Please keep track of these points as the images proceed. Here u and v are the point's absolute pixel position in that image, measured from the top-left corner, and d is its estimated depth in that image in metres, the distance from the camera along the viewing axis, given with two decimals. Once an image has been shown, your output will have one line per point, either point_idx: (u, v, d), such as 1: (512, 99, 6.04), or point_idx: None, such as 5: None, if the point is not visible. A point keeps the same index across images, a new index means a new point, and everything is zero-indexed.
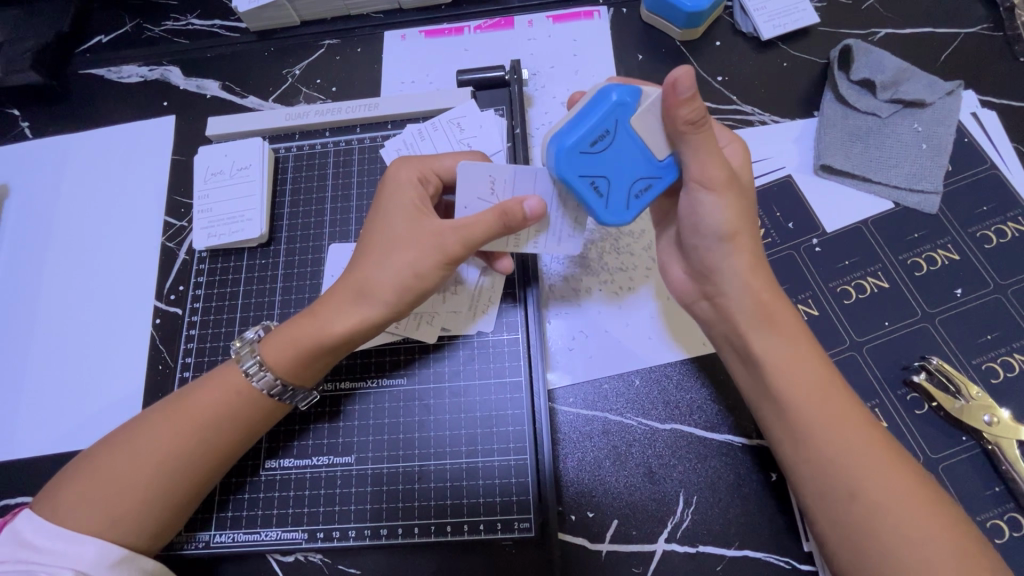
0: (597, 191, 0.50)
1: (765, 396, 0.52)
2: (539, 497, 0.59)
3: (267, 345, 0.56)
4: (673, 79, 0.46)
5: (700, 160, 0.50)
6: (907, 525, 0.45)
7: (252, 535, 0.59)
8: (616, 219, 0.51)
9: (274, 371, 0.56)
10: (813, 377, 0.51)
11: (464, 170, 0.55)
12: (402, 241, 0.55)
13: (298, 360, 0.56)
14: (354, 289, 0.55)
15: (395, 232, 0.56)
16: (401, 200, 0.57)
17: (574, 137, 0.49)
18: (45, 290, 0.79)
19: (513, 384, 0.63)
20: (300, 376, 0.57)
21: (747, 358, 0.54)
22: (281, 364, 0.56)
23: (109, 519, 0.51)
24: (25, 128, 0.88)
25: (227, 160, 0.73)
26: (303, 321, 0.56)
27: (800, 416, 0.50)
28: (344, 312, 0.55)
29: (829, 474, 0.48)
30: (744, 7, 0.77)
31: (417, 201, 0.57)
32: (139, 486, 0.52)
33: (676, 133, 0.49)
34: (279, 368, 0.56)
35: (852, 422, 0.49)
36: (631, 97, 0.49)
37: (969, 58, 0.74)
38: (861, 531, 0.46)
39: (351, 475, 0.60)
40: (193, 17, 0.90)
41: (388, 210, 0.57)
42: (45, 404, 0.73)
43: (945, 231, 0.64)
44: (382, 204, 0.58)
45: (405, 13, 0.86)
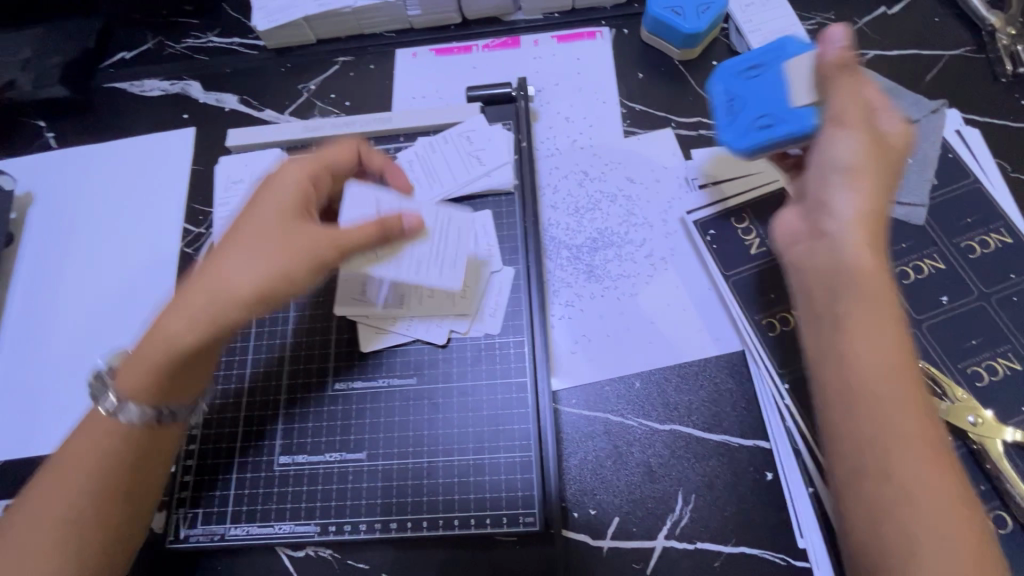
0: (727, 113, 0.66)
1: (827, 356, 0.49)
2: (543, 494, 0.61)
3: (124, 373, 0.54)
4: (827, 32, 0.54)
5: (842, 98, 0.53)
6: (925, 518, 0.43)
7: (265, 528, 0.62)
8: (728, 138, 0.64)
9: (133, 399, 0.53)
10: (885, 349, 0.47)
11: (351, 191, 0.59)
12: (266, 243, 0.54)
13: (145, 376, 0.53)
14: (206, 291, 0.52)
15: (266, 223, 0.55)
16: (273, 185, 0.58)
17: (737, 63, 0.67)
18: (67, 294, 0.82)
19: (519, 385, 0.65)
20: (161, 395, 0.54)
21: (819, 310, 0.51)
22: (138, 389, 0.53)
23: (46, 546, 0.51)
24: (50, 138, 0.91)
25: (248, 170, 0.77)
26: (150, 335, 0.53)
27: (860, 384, 0.47)
28: (184, 309, 0.52)
29: (869, 451, 0.45)
30: (739, 29, 0.82)
31: (293, 206, 0.57)
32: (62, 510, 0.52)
33: (828, 70, 0.54)
34: (132, 387, 0.53)
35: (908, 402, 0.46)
36: (790, 47, 0.64)
37: (953, 78, 0.77)
38: (874, 513, 0.44)
39: (362, 471, 0.63)
40: (214, 35, 0.95)
41: (263, 205, 0.56)
42: (66, 403, 0.76)
43: (931, 241, 0.67)
44: (258, 199, 0.57)
45: (416, 33, 0.90)
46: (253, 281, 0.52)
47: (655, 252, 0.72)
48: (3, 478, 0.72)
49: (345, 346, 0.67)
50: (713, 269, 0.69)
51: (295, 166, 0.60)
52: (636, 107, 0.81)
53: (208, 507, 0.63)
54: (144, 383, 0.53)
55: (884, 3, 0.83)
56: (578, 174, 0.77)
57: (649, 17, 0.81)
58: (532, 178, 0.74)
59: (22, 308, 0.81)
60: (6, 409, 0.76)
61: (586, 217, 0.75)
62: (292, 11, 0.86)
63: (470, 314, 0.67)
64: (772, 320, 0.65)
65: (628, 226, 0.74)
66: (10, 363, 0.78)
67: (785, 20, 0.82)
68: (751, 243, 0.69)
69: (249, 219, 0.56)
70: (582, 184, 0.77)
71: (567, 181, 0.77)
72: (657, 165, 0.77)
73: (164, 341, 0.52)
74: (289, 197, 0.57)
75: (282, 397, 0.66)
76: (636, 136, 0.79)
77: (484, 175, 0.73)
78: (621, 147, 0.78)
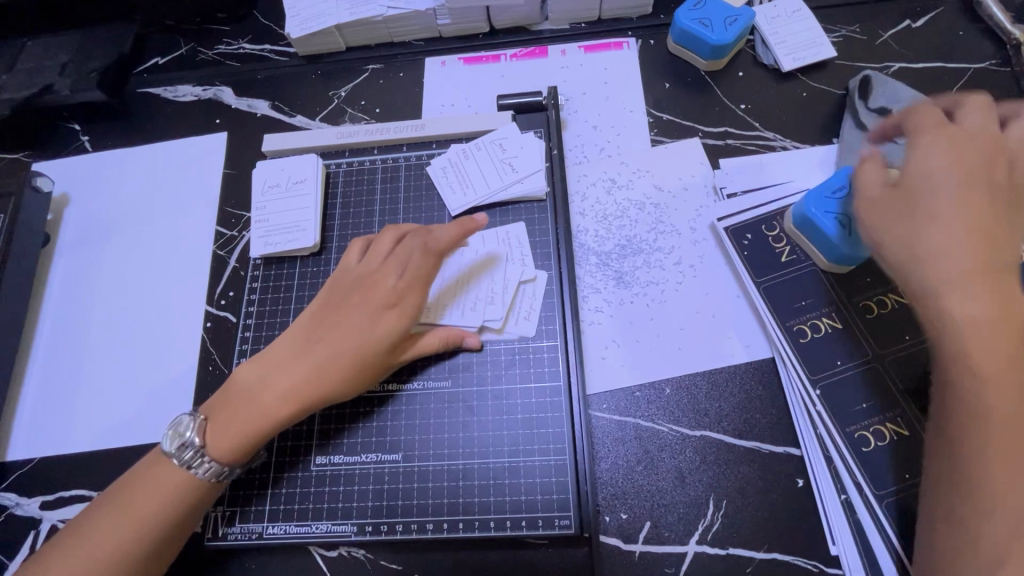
0: (840, 228, 0.64)
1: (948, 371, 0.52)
2: (578, 497, 0.62)
3: (219, 434, 0.59)
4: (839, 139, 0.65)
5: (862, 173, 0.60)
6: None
7: (302, 527, 0.63)
8: (849, 246, 0.64)
9: (217, 460, 0.59)
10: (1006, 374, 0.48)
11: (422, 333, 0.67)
12: (360, 341, 0.62)
13: (234, 440, 0.59)
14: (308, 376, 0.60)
15: (362, 321, 0.62)
16: (383, 311, 0.63)
17: (826, 185, 0.67)
18: (101, 295, 0.83)
19: (553, 388, 0.66)
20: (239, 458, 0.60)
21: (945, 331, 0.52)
22: (225, 452, 0.59)
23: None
24: (85, 142, 0.93)
25: (284, 174, 0.79)
26: (246, 408, 0.60)
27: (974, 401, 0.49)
28: (290, 397, 0.60)
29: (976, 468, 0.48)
30: (765, 40, 0.83)
31: (389, 307, 0.63)
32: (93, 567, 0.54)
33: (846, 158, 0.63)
34: (222, 444, 0.59)
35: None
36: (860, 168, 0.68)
37: (979, 91, 0.78)
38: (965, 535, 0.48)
39: (398, 472, 0.64)
40: (245, 42, 0.96)
41: (363, 304, 0.63)
42: (100, 402, 0.76)
43: None
44: (359, 293, 0.64)
45: (444, 41, 0.92)
46: (346, 379, 0.61)
47: (684, 259, 0.73)
48: (40, 475, 0.73)
49: None
50: (743, 277, 0.69)
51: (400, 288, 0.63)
52: (663, 116, 0.82)
53: (246, 505, 0.64)
54: (240, 453, 0.59)
55: (909, 16, 0.84)
56: (606, 182, 0.78)
57: (677, 29, 0.82)
58: (563, 185, 0.76)
59: (59, 308, 0.83)
60: (42, 407, 0.77)
61: (614, 224, 0.76)
62: (324, 19, 0.88)
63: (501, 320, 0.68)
64: (802, 327, 0.66)
65: (658, 233, 0.75)
66: (47, 362, 0.80)
67: (810, 32, 0.83)
68: (781, 251, 0.70)
69: (345, 326, 0.62)
70: (611, 192, 0.78)
71: (596, 188, 0.78)
72: (684, 173, 0.78)
73: (262, 413, 0.59)
74: (385, 302, 0.63)
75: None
76: (663, 144, 0.80)
77: (516, 181, 0.74)
78: (648, 155, 0.79)
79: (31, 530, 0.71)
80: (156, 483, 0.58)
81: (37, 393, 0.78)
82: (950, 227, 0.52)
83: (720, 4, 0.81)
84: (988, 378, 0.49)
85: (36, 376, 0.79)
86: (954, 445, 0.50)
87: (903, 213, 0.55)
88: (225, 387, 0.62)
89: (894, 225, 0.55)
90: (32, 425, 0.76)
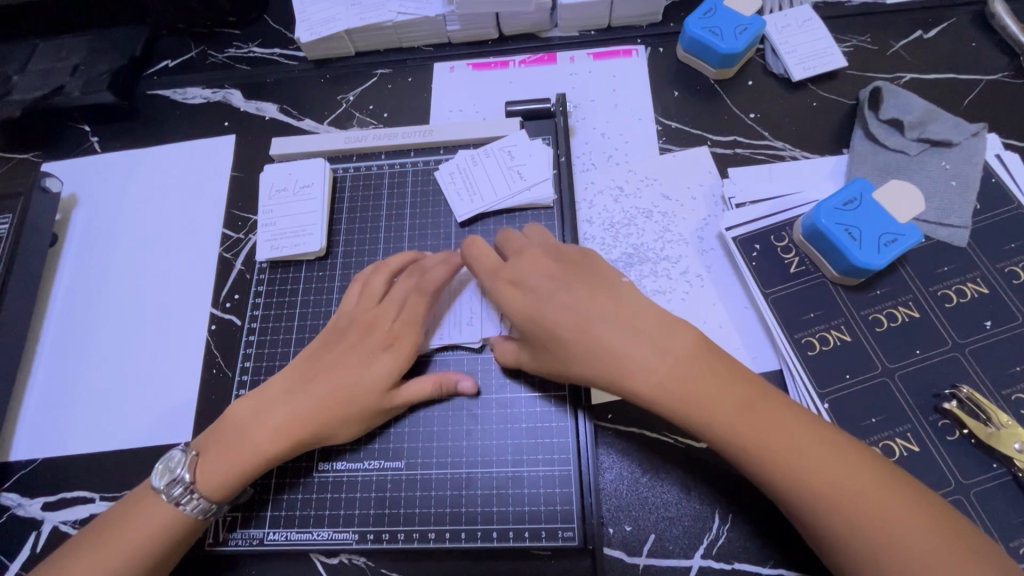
0: (852, 239, 0.64)
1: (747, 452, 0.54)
2: (581, 509, 0.61)
3: (204, 470, 0.59)
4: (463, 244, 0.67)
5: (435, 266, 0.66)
6: (901, 546, 0.46)
7: (304, 534, 0.62)
8: (866, 257, 0.63)
9: (206, 498, 0.58)
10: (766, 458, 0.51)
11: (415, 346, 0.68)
12: (350, 385, 0.61)
13: (225, 477, 0.58)
14: (304, 418, 0.60)
15: (353, 363, 0.62)
16: (382, 352, 0.62)
17: (833, 198, 0.66)
18: (107, 296, 0.83)
19: (557, 398, 0.65)
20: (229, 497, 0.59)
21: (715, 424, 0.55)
22: (214, 490, 0.58)
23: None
24: (95, 143, 0.94)
25: (291, 178, 0.79)
26: (236, 446, 0.59)
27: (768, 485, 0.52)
28: (282, 435, 0.59)
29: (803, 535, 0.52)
30: (775, 49, 0.82)
31: (381, 347, 0.62)
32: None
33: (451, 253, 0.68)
34: (218, 481, 0.58)
35: (812, 445, 0.51)
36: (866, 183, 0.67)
37: (991, 103, 0.78)
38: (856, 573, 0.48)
39: (400, 480, 0.63)
40: (255, 46, 0.97)
41: (356, 346, 0.63)
42: (103, 403, 0.76)
43: (974, 265, 0.67)
44: (353, 335, 0.64)
45: (453, 47, 0.92)
46: (335, 427, 0.61)
47: (691, 269, 0.72)
48: (43, 474, 0.73)
49: None
50: (752, 286, 0.69)
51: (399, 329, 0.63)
52: (672, 125, 0.81)
53: (248, 511, 0.63)
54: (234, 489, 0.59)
55: (921, 26, 0.83)
56: (614, 190, 0.78)
57: (687, 37, 0.82)
58: (571, 193, 0.75)
59: (65, 309, 0.83)
60: (46, 407, 0.77)
61: (621, 233, 0.75)
62: (334, 24, 0.88)
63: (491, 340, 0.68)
64: (811, 339, 0.65)
65: (665, 242, 0.74)
66: (52, 361, 0.80)
67: (822, 41, 0.82)
68: (790, 262, 0.69)
69: (340, 368, 0.62)
70: (618, 201, 0.77)
71: (603, 197, 0.78)
72: (692, 183, 0.77)
73: (255, 450, 0.59)
74: (377, 343, 0.63)
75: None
76: (671, 153, 0.79)
77: (524, 190, 0.74)
78: (657, 164, 0.79)
79: (32, 529, 0.71)
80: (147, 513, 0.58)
81: (42, 392, 0.78)
82: (590, 339, 0.55)
83: (730, 12, 0.80)
84: (776, 459, 0.50)
85: (41, 375, 0.79)
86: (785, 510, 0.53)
87: (557, 347, 0.57)
88: (220, 422, 0.61)
89: (573, 362, 0.56)
90: (36, 425, 0.76)
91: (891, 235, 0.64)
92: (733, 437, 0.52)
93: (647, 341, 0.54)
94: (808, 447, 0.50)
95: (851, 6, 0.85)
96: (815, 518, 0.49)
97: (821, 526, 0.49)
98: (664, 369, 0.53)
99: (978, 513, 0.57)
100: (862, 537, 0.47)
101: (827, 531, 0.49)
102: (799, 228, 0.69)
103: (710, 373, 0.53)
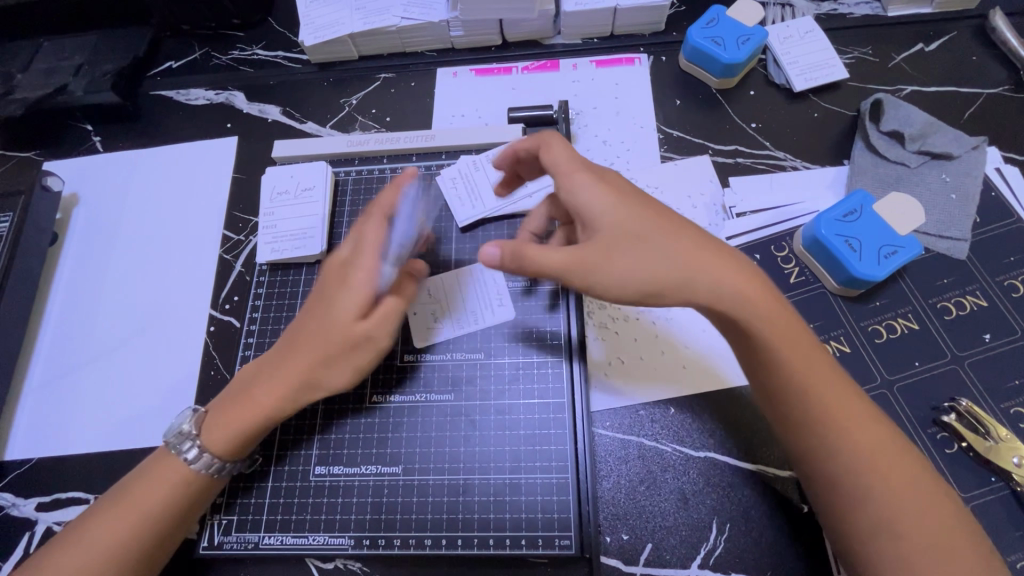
0: (852, 250, 0.64)
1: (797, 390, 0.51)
2: (579, 516, 0.61)
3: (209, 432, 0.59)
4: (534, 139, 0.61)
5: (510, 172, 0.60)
6: (910, 509, 0.47)
7: (299, 539, 0.62)
8: (867, 268, 0.63)
9: (207, 454, 0.58)
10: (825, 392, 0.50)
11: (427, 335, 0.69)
12: (325, 327, 0.57)
13: (225, 436, 0.58)
14: (288, 372, 0.58)
15: (325, 303, 0.58)
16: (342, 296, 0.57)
17: (834, 209, 0.66)
18: (107, 295, 0.83)
19: (557, 405, 0.65)
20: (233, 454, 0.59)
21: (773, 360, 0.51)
22: (217, 449, 0.58)
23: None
24: (97, 142, 0.94)
25: (293, 181, 0.79)
26: (232, 406, 0.59)
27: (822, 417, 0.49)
28: (277, 388, 0.58)
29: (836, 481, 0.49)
30: (777, 60, 0.83)
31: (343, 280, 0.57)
32: (88, 570, 0.53)
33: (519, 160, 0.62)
34: (224, 438, 0.58)
35: (853, 400, 0.50)
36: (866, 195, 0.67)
37: (991, 117, 0.78)
38: (860, 517, 0.48)
39: (398, 485, 0.63)
40: (259, 48, 0.97)
41: (328, 285, 0.59)
42: (100, 403, 0.76)
43: (973, 278, 0.67)
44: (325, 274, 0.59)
45: (457, 52, 0.92)
46: (322, 373, 0.57)
47: None
48: (37, 474, 0.73)
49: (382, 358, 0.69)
50: None
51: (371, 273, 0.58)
52: (674, 133, 0.82)
53: (243, 513, 0.63)
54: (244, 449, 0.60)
55: (922, 39, 0.84)
56: None
57: (688, 46, 0.82)
58: None
59: (63, 308, 0.83)
60: (42, 406, 0.77)
61: None
62: (339, 28, 0.88)
63: (484, 347, 0.68)
64: None
65: None
66: (49, 361, 0.80)
67: (824, 53, 0.83)
68: (790, 273, 0.69)
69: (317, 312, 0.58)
70: None
71: None
72: (692, 191, 0.77)
73: (252, 408, 0.58)
74: (339, 277, 0.57)
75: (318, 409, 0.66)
76: (672, 161, 0.80)
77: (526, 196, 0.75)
78: (658, 171, 0.79)
79: (26, 530, 0.70)
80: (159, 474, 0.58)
81: (39, 391, 0.78)
82: (679, 250, 0.50)
83: (733, 22, 0.80)
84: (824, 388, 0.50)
85: (37, 375, 0.79)
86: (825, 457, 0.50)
87: (634, 251, 0.50)
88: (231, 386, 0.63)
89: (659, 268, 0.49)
90: (32, 424, 0.76)
91: (891, 247, 0.64)
92: (796, 372, 0.49)
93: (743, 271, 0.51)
94: (850, 399, 0.50)
95: (853, 18, 0.86)
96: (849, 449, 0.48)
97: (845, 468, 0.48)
98: (758, 294, 0.49)
99: (975, 527, 0.57)
100: (879, 487, 0.47)
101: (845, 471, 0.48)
102: (799, 238, 0.69)
103: (785, 314, 0.51)
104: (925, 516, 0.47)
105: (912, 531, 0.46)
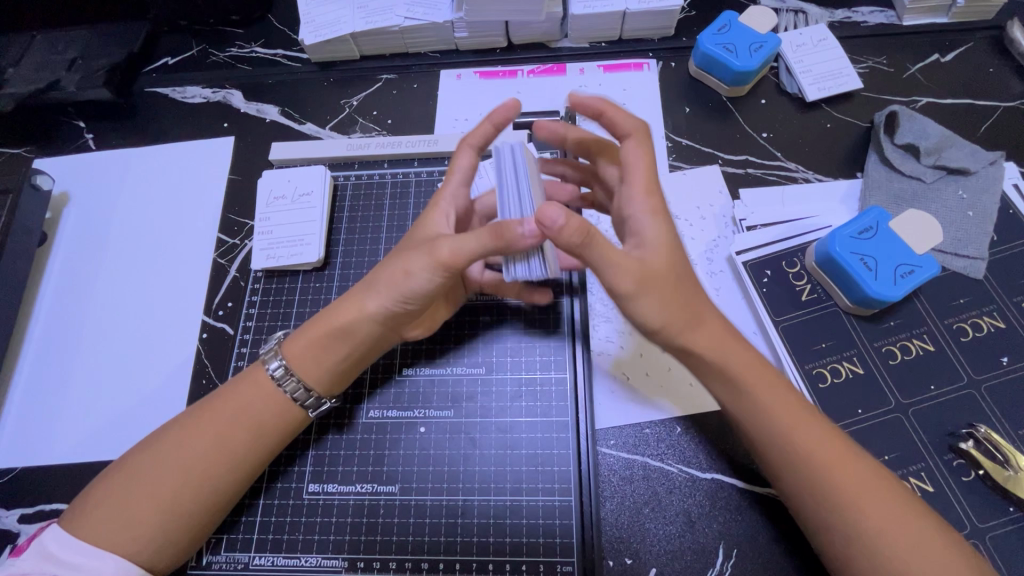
0: (868, 269, 0.62)
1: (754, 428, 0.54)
2: (582, 542, 0.59)
3: (303, 367, 0.60)
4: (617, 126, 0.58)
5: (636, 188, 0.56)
6: (897, 537, 0.48)
7: (291, 560, 0.60)
8: (887, 290, 0.61)
9: (302, 379, 0.60)
10: (794, 416, 0.53)
11: None
12: (394, 273, 0.58)
13: (321, 363, 0.60)
14: (332, 326, 0.60)
15: (391, 270, 0.58)
16: (427, 251, 0.56)
17: (850, 228, 0.64)
18: (97, 297, 0.80)
19: (560, 424, 0.63)
20: (325, 381, 0.61)
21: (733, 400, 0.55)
22: (312, 373, 0.60)
23: (135, 564, 0.52)
24: (89, 140, 0.91)
25: (290, 185, 0.78)
26: (326, 352, 0.60)
27: (787, 445, 0.52)
28: (347, 323, 0.60)
29: (832, 513, 0.50)
30: (790, 68, 0.80)
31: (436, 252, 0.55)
32: (185, 478, 0.55)
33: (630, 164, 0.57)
34: (300, 365, 0.60)
35: (809, 420, 0.53)
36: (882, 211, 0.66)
37: (1008, 131, 0.76)
38: (840, 544, 0.50)
39: (394, 505, 0.61)
40: (257, 46, 0.94)
41: (391, 263, 0.59)
42: (86, 412, 0.73)
43: (990, 299, 0.65)
44: (385, 269, 0.59)
45: (460, 54, 0.90)
46: (391, 301, 0.58)
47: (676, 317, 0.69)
48: (19, 485, 0.70)
49: (380, 373, 0.66)
50: (763, 313, 0.67)
51: (458, 194, 0.63)
52: (682, 141, 0.80)
53: (233, 532, 0.61)
54: (338, 376, 0.61)
55: (938, 49, 0.82)
56: None
57: (699, 52, 0.80)
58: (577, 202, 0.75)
59: (52, 311, 0.80)
60: (25, 416, 0.74)
61: None
62: (340, 27, 0.86)
63: (485, 362, 0.67)
64: (822, 371, 0.64)
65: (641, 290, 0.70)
66: (38, 365, 0.77)
67: (837, 62, 0.80)
68: (802, 289, 0.68)
69: (388, 270, 0.59)
70: None
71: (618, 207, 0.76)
72: (701, 203, 0.75)
73: (337, 347, 0.60)
74: (414, 262, 0.57)
75: (310, 436, 0.64)
76: (682, 171, 0.77)
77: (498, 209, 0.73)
78: (664, 181, 0.77)
79: (8, 543, 0.68)
80: (213, 422, 0.57)
81: (25, 398, 0.75)
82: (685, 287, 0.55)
83: (746, 29, 0.78)
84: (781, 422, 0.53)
85: (24, 381, 0.76)
86: (816, 496, 0.51)
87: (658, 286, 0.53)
88: (245, 376, 0.61)
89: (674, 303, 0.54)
90: (16, 433, 0.73)
91: (912, 267, 0.62)
92: (780, 414, 0.53)
93: (717, 320, 0.57)
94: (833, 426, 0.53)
95: (867, 26, 0.84)
96: (821, 486, 0.51)
97: (837, 496, 0.50)
98: (731, 352, 0.55)
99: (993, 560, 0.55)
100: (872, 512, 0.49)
101: (849, 530, 0.49)
102: (812, 253, 0.67)
103: (755, 362, 0.56)
104: (915, 541, 0.48)
105: (901, 545, 0.48)
